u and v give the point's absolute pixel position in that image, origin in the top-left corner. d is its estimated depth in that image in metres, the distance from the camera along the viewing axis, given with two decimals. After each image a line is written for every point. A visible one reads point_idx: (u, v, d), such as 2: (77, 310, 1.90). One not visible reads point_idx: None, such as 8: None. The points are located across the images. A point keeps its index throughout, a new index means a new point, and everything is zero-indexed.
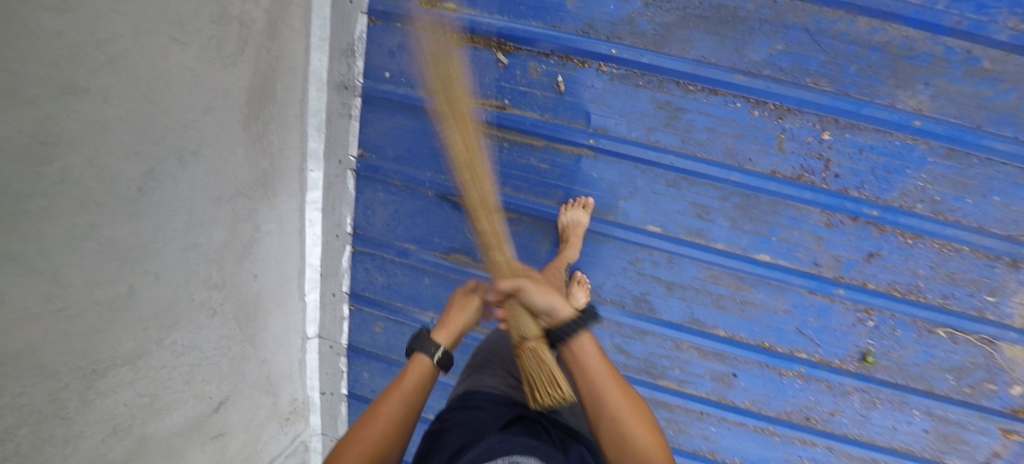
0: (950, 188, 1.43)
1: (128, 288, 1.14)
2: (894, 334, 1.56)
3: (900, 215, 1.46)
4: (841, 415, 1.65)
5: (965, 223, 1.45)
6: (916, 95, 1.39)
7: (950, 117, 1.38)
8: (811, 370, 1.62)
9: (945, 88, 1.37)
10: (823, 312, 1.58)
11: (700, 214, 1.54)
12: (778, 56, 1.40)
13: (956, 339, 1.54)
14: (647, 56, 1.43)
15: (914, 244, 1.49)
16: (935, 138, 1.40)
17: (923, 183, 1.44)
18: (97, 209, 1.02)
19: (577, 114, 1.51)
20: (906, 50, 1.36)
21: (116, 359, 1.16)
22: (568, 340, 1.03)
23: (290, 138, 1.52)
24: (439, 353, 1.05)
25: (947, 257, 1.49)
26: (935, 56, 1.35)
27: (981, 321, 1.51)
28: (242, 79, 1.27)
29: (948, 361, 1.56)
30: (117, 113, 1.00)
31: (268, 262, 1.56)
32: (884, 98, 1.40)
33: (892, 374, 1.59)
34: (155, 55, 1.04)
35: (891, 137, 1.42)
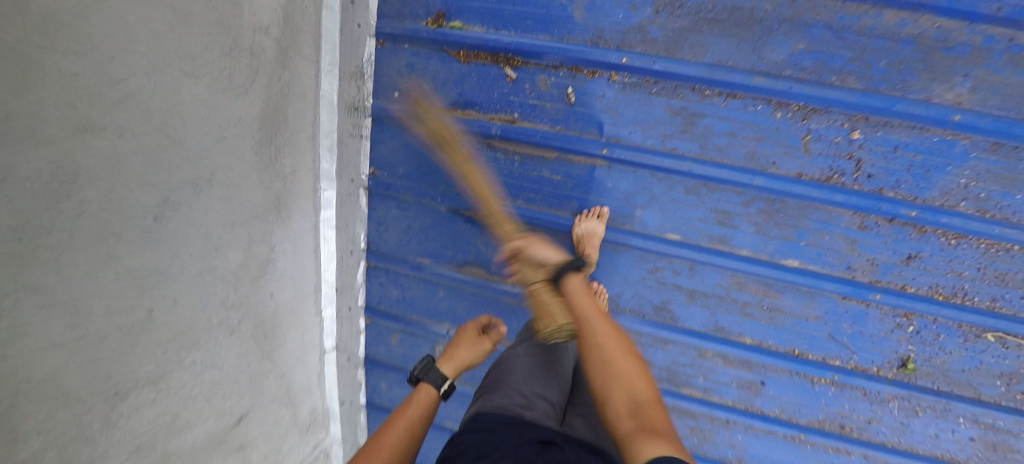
0: (996, 184, 1.37)
1: (147, 313, 1.15)
2: (937, 339, 1.51)
3: (941, 215, 1.40)
4: (878, 423, 1.58)
5: (1015, 221, 1.39)
6: (955, 89, 1.34)
7: (994, 109, 1.33)
8: (846, 377, 1.57)
9: (986, 78, 1.32)
10: (858, 318, 1.53)
11: (723, 220, 1.50)
12: (800, 54, 1.36)
13: (1007, 343, 1.48)
14: (659, 63, 1.40)
15: (958, 244, 1.43)
16: (979, 132, 1.35)
17: (966, 181, 1.38)
18: (114, 240, 1.04)
19: (589, 125, 1.49)
20: (941, 42, 1.32)
21: (138, 380, 1.18)
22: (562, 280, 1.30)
23: (303, 160, 1.50)
24: (444, 385, 1.15)
25: (994, 258, 1.43)
26: (976, 46, 1.31)
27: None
28: (255, 107, 1.27)
29: (997, 366, 1.49)
30: (131, 147, 1.02)
31: (285, 282, 1.57)
32: (919, 92, 1.35)
33: (935, 381, 1.53)
34: (168, 90, 1.06)
35: (928, 133, 1.37)
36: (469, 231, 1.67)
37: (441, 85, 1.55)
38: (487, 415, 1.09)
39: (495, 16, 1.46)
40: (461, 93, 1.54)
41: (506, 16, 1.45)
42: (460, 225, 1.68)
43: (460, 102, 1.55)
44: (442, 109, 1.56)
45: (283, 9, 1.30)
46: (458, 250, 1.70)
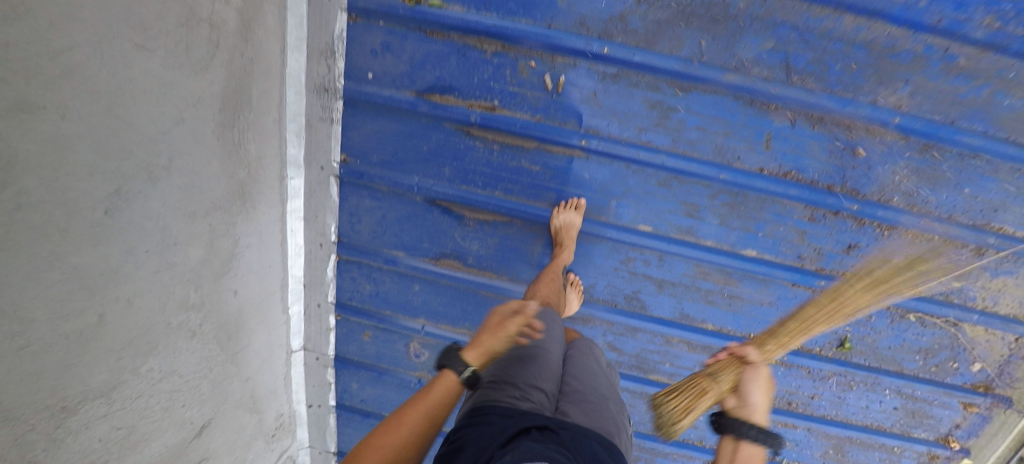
0: (924, 181, 1.46)
1: (98, 317, 1.03)
2: (869, 321, 1.58)
3: (877, 208, 1.47)
4: (819, 398, 1.71)
5: (933, 213, 1.48)
6: (897, 93, 1.38)
7: (926, 113, 1.39)
8: (793, 357, 1.66)
9: (922, 84, 1.36)
10: None
11: (691, 212, 1.53)
12: (767, 54, 1.37)
13: (925, 322, 1.57)
14: (640, 54, 1.39)
15: (889, 235, 1.50)
16: (912, 133, 1.41)
17: (900, 177, 1.45)
18: (60, 235, 0.92)
19: (568, 115, 1.47)
20: (889, 48, 1.34)
21: (87, 392, 1.06)
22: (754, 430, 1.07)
23: (269, 145, 1.42)
24: (466, 372, 1.06)
25: (920, 246, 1.50)
26: (917, 54, 1.34)
27: (947, 305, 1.54)
28: (216, 84, 1.18)
29: (917, 343, 1.60)
30: (78, 130, 0.91)
31: (250, 277, 1.47)
32: (867, 95, 1.39)
33: (867, 358, 1.63)
34: (119, 63, 0.95)
35: (871, 135, 1.43)
36: (445, 222, 1.62)
37: (419, 67, 1.47)
38: (488, 406, 1.06)
39: None
40: (439, 77, 1.47)
41: None
42: (437, 216, 1.61)
43: (438, 87, 1.48)
44: (420, 93, 1.49)
45: None
46: (435, 242, 1.65)
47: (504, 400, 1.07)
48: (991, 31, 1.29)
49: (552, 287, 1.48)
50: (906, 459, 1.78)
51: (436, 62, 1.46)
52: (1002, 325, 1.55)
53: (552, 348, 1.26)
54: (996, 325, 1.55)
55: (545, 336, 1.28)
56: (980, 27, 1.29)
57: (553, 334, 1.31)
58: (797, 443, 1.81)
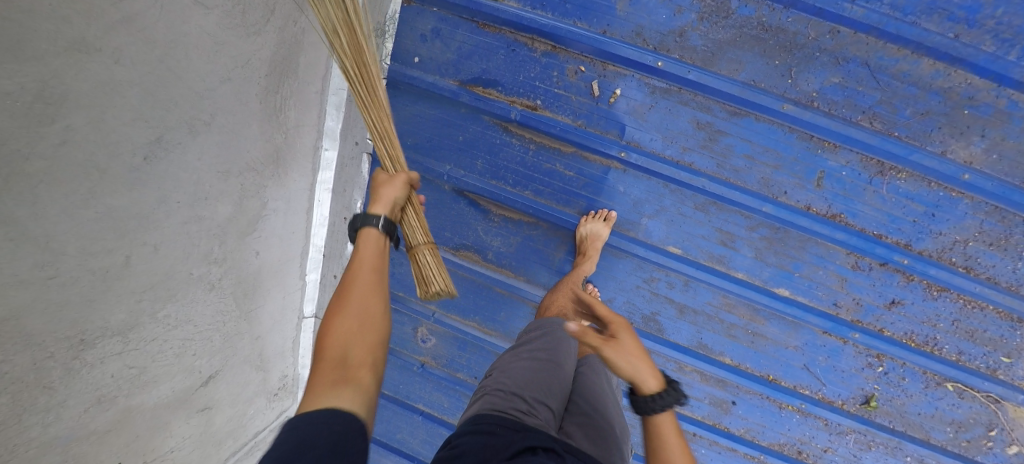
0: (987, 244, 1.37)
1: (125, 258, 1.06)
2: (901, 381, 1.50)
3: (931, 267, 1.39)
4: (833, 452, 1.59)
5: (995, 282, 1.39)
6: (970, 147, 1.31)
7: (1001, 174, 1.31)
8: (812, 407, 1.55)
9: (1000, 142, 1.30)
10: (835, 353, 1.52)
11: (725, 240, 1.47)
12: (834, 89, 1.33)
13: (963, 394, 1.48)
14: (694, 72, 1.34)
15: (939, 296, 1.43)
16: (981, 193, 1.33)
17: (961, 239, 1.37)
18: (99, 176, 0.93)
19: (610, 125, 1.43)
20: (969, 99, 1.28)
21: (106, 329, 1.08)
22: (649, 416, 0.88)
23: (308, 115, 1.44)
24: (382, 223, 0.98)
25: (970, 314, 1.43)
26: (998, 109, 1.28)
27: (990, 379, 1.45)
28: (266, 49, 1.19)
29: (950, 414, 1.50)
30: (129, 77, 0.92)
31: (273, 240, 1.49)
32: (936, 145, 1.32)
33: (892, 420, 1.53)
34: (176, 18, 0.97)
35: (936, 188, 1.36)
36: (470, 214, 1.60)
37: (465, 58, 1.46)
38: (491, 415, 1.05)
39: None
40: (485, 70, 1.45)
41: None
42: (463, 207, 1.60)
43: (483, 79, 1.46)
44: (463, 83, 1.47)
45: None
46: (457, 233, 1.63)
47: (509, 412, 1.06)
48: None
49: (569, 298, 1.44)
50: None
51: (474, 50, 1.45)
52: None
53: (566, 365, 1.25)
54: None
55: (559, 351, 1.27)
56: None
57: (566, 352, 1.28)
58: None
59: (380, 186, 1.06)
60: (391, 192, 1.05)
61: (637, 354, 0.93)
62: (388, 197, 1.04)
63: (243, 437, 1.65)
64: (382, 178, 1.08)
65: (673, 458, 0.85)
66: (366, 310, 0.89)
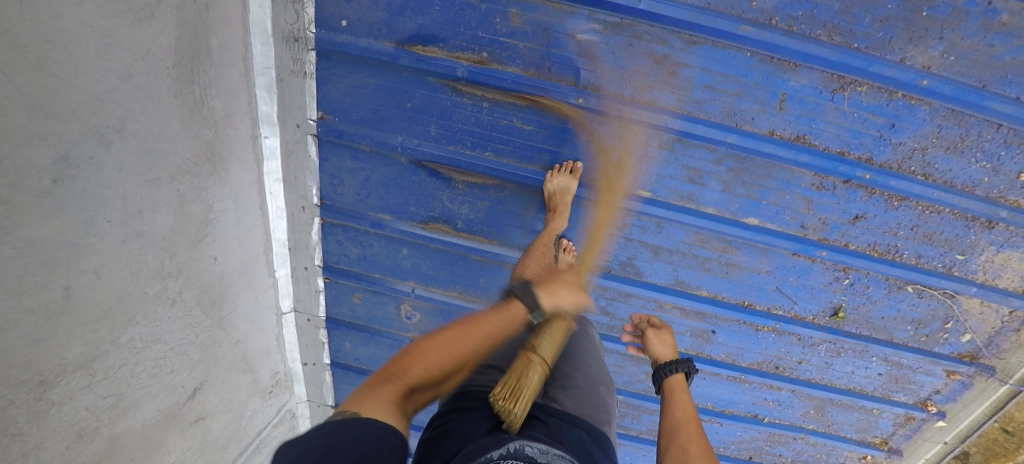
0: (945, 149, 1.34)
1: (65, 290, 0.96)
2: (866, 290, 1.52)
3: (891, 178, 1.36)
4: (807, 363, 1.65)
5: (950, 185, 1.37)
6: (928, 52, 1.25)
7: (957, 76, 1.26)
8: (786, 325, 1.59)
9: (957, 43, 1.23)
10: (804, 273, 1.52)
11: (693, 177, 1.41)
12: (791, 3, 1.23)
13: (922, 294, 1.52)
14: (646, 2, 1.23)
15: (900, 206, 1.40)
16: (940, 98, 1.29)
17: (920, 147, 1.34)
18: (6, 208, 0.82)
19: (564, 70, 1.33)
20: (925, 0, 1.20)
21: (66, 365, 1.00)
22: (660, 378, 1.14)
23: (236, 102, 1.30)
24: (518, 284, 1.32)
25: (928, 219, 1.42)
26: (956, 7, 1.20)
27: (946, 277, 1.48)
28: (166, 35, 1.04)
29: (911, 314, 1.55)
30: (9, 90, 0.78)
31: (229, 243, 1.39)
32: (895, 53, 1.25)
33: (859, 327, 1.58)
34: (45, 13, 0.82)
35: (895, 98, 1.30)
36: (433, 184, 1.51)
37: (397, 14, 1.32)
38: (472, 392, 1.04)
39: None
40: (422, 25, 1.32)
41: None
42: (424, 178, 1.50)
43: (421, 36, 1.33)
44: (401, 44, 1.34)
45: None
46: (422, 206, 1.55)
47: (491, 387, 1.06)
48: None
49: (541, 266, 1.37)
50: (882, 421, 1.75)
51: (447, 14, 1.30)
52: (1000, 298, 1.50)
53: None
54: (992, 297, 1.50)
55: None
56: None
57: None
58: (780, 404, 1.74)
59: (556, 291, 1.04)
60: (569, 299, 1.05)
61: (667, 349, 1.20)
62: (558, 302, 1.04)
63: (247, 438, 1.63)
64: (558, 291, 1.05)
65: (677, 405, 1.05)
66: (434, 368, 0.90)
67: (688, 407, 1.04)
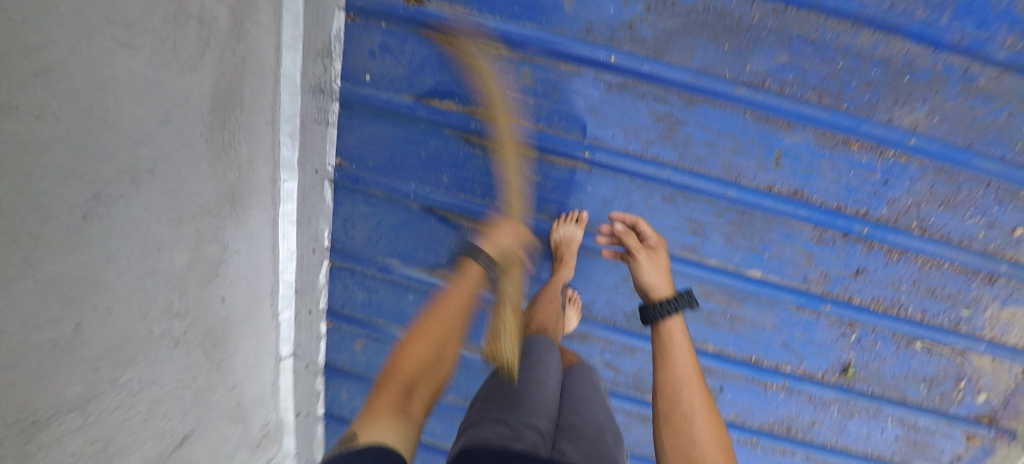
0: (938, 205, 1.38)
1: (75, 327, 0.97)
2: (874, 347, 1.51)
3: (888, 232, 1.40)
4: (821, 425, 1.60)
5: (948, 239, 1.41)
6: (913, 113, 1.32)
7: (942, 135, 1.33)
8: (795, 383, 1.56)
9: (940, 105, 1.31)
10: (810, 327, 1.51)
11: (695, 229, 1.45)
12: (782, 68, 1.31)
13: (931, 351, 1.51)
14: (647, 64, 1.33)
15: (899, 260, 1.43)
16: (928, 156, 1.35)
17: (915, 202, 1.38)
18: (34, 241, 0.86)
19: (571, 125, 1.41)
20: (907, 66, 1.29)
21: (62, 405, 0.99)
22: (660, 322, 1.25)
23: (260, 147, 1.34)
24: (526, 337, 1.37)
25: (929, 273, 1.44)
26: (935, 73, 1.29)
27: (953, 333, 1.48)
28: (205, 85, 1.11)
29: (922, 371, 1.52)
30: (55, 131, 0.85)
31: (238, 283, 1.40)
32: (882, 114, 1.33)
33: (870, 385, 1.55)
34: (98, 63, 0.88)
35: (885, 156, 1.36)
36: (442, 231, 1.56)
37: (418, 70, 1.42)
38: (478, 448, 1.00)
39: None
40: (439, 82, 1.42)
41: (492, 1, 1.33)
42: (433, 224, 1.55)
43: (438, 91, 1.42)
44: (419, 97, 1.44)
45: None
46: (431, 251, 1.59)
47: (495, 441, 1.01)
48: (1014, 51, 1.24)
49: (550, 314, 1.41)
50: None
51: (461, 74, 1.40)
52: (1009, 356, 1.50)
53: (547, 379, 1.23)
54: (1003, 355, 1.50)
55: (540, 368, 1.26)
56: (1003, 47, 1.25)
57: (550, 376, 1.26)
58: None
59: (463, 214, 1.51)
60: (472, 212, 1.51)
61: (657, 272, 1.31)
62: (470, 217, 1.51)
63: None
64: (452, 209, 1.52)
65: (679, 353, 1.20)
66: (440, 338, 1.40)
67: (688, 359, 1.19)
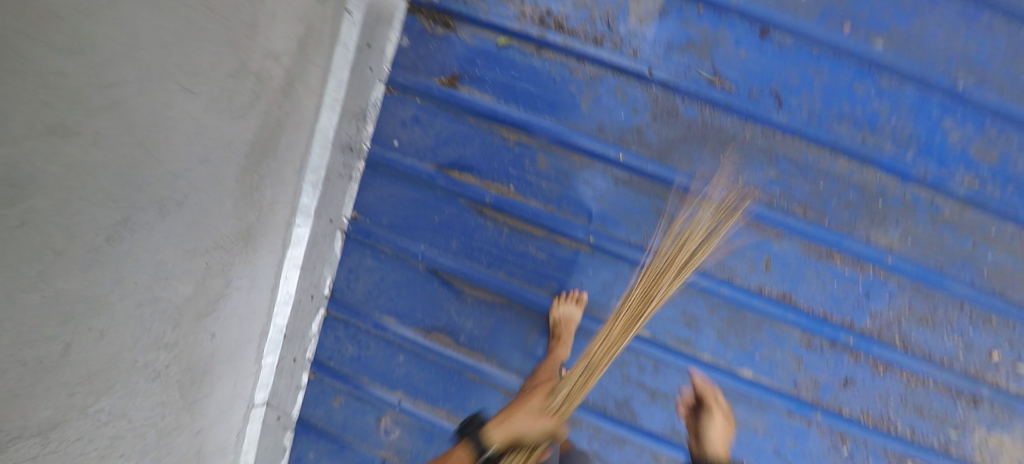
0: (917, 323, 1.45)
1: (64, 347, 0.96)
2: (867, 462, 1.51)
3: (874, 345, 1.46)
4: None
5: (930, 357, 1.46)
6: (888, 234, 1.42)
7: (915, 259, 1.43)
8: None
9: (912, 229, 1.42)
10: (801, 435, 1.52)
11: (690, 322, 1.50)
12: (771, 182, 1.44)
13: None
14: (651, 165, 1.46)
15: (885, 374, 1.48)
16: (904, 276, 1.44)
17: (896, 317, 1.45)
18: (54, 258, 0.88)
19: (578, 210, 1.50)
20: (880, 193, 1.41)
21: (25, 429, 0.92)
22: None
23: (283, 191, 1.41)
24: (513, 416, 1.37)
25: (915, 390, 1.48)
26: (906, 201, 1.41)
27: (944, 455, 1.48)
28: (249, 131, 1.20)
29: None
30: (103, 158, 0.90)
31: (230, 321, 1.38)
32: (860, 233, 1.43)
33: None
34: (159, 103, 0.96)
35: (866, 271, 1.45)
36: (443, 294, 1.59)
37: (442, 144, 1.54)
38: None
39: (513, 92, 1.49)
40: (461, 156, 1.53)
41: (516, 93, 1.49)
42: (435, 286, 1.59)
43: (458, 164, 1.53)
44: (440, 167, 1.54)
45: (298, 39, 1.26)
46: (428, 314, 1.60)
47: None
48: (971, 190, 1.39)
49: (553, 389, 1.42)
50: None
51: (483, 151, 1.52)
52: None
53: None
54: None
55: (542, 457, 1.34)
56: (961, 185, 1.39)
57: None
58: None
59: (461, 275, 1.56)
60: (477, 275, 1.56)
61: None
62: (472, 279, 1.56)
63: None
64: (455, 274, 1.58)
65: None
66: None
67: None
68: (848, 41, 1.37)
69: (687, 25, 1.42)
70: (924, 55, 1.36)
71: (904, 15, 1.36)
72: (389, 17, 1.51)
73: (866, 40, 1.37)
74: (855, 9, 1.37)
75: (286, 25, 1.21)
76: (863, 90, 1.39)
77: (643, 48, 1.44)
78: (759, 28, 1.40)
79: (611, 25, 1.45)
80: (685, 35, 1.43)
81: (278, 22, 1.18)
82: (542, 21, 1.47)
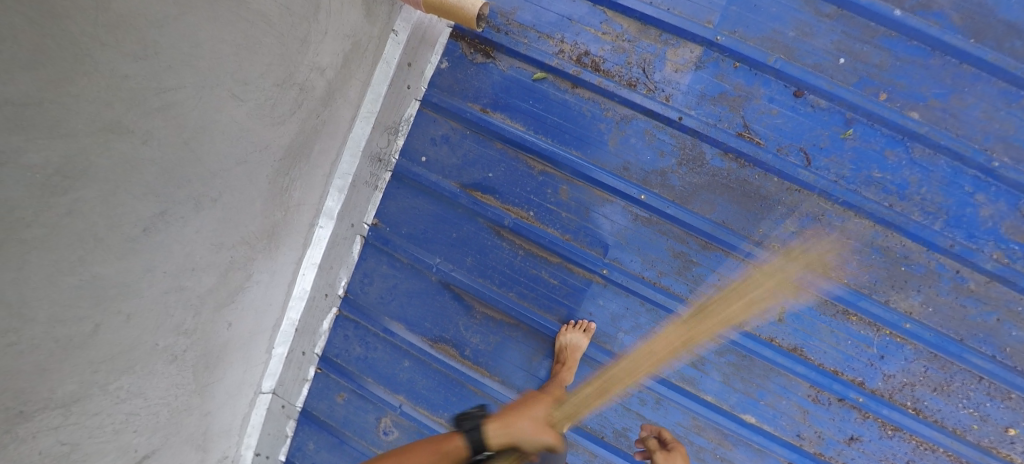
0: (932, 389, 1.43)
1: (94, 327, 0.99)
2: None
3: (883, 405, 1.43)
4: None
5: (942, 425, 1.42)
6: (908, 299, 1.42)
7: (937, 325, 1.41)
8: None
9: (934, 297, 1.41)
10: None
11: (695, 362, 1.52)
12: (791, 236, 1.45)
13: None
14: (672, 208, 1.47)
15: (893, 435, 1.45)
16: (923, 342, 1.41)
17: (909, 382, 1.43)
18: (95, 244, 0.92)
19: (594, 242, 1.53)
20: (904, 258, 1.42)
21: (50, 401, 0.94)
22: None
23: (310, 195, 1.48)
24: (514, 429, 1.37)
25: (923, 455, 1.44)
26: (929, 268, 1.41)
27: None
28: (286, 137, 1.27)
29: None
30: (152, 156, 0.96)
31: (248, 311, 1.42)
32: (880, 295, 1.43)
33: None
34: (211, 107, 1.04)
35: (882, 333, 1.44)
36: (452, 307, 1.64)
37: (468, 165, 1.59)
38: None
39: (541, 124, 1.54)
40: (486, 178, 1.58)
41: (547, 126, 1.53)
42: (447, 299, 1.64)
43: (482, 185, 1.58)
44: (464, 186, 1.59)
45: (344, 55, 1.37)
46: (437, 324, 1.65)
47: None
48: (1000, 264, 1.36)
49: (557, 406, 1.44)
50: None
51: (507, 173, 1.57)
52: None
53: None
54: None
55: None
56: (989, 258, 1.36)
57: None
58: None
59: (510, 425, 1.26)
60: (526, 429, 1.28)
61: None
62: (511, 433, 1.24)
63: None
64: (520, 420, 1.29)
65: None
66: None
67: None
68: (884, 109, 1.37)
69: (722, 78, 1.46)
70: (959, 131, 1.36)
71: (941, 90, 1.37)
72: (434, 40, 1.59)
73: (901, 111, 1.38)
74: (892, 80, 1.38)
75: (335, 42, 1.32)
76: (893, 158, 1.40)
77: (676, 96, 1.47)
78: (794, 88, 1.43)
79: (646, 69, 1.48)
80: (718, 87, 1.46)
81: (327, 40, 1.29)
82: (579, 59, 1.50)
